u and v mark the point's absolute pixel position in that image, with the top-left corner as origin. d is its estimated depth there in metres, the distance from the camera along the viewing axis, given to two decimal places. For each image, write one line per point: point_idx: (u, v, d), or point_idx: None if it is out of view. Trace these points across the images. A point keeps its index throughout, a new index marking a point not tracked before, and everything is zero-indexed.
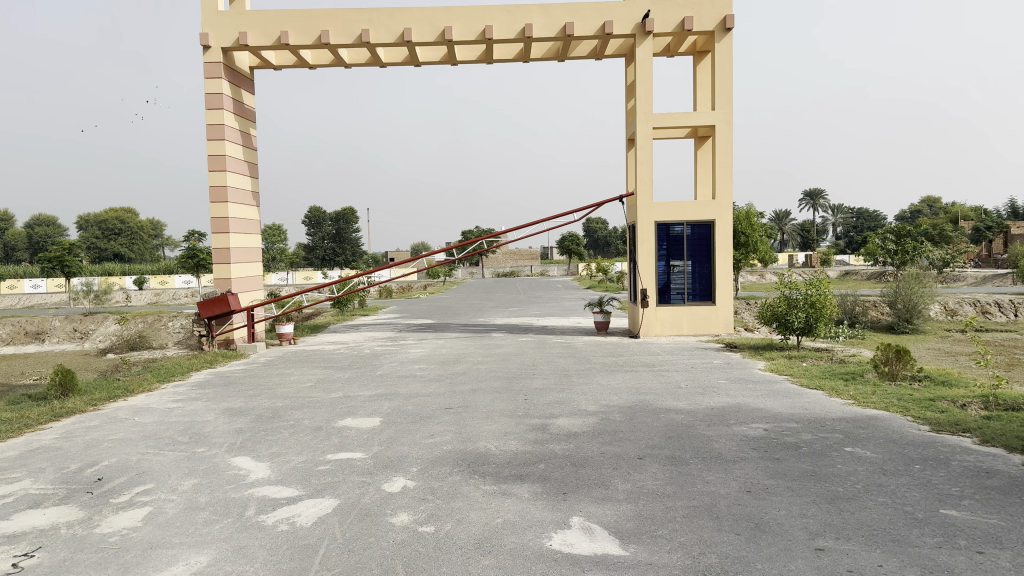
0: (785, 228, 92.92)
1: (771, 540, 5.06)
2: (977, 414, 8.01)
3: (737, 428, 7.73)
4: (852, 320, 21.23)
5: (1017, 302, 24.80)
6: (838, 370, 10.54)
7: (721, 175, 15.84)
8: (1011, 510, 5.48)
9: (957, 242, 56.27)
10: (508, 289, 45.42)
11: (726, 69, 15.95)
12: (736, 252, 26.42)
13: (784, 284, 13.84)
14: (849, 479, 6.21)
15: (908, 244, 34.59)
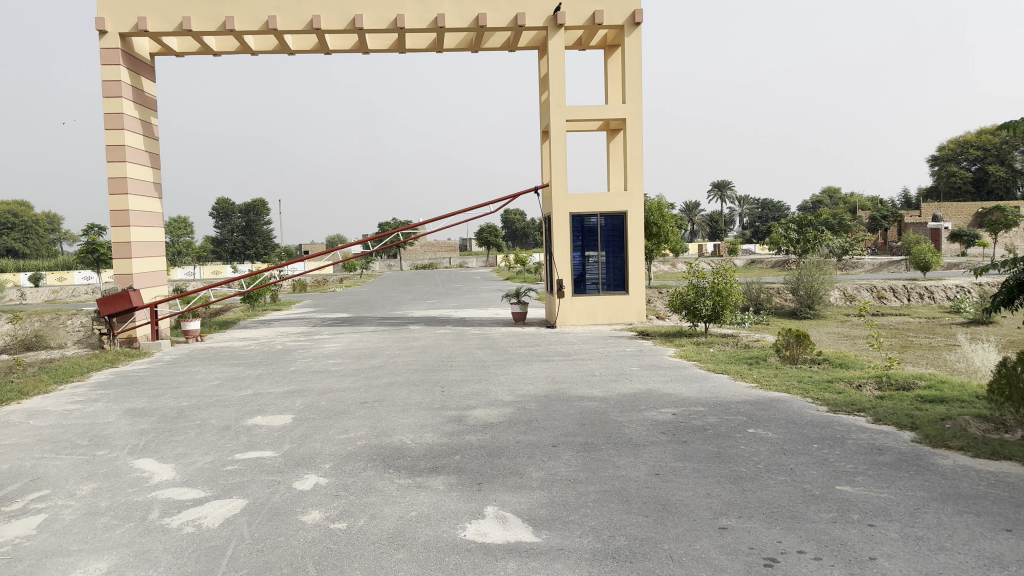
0: (698, 219, 95.51)
1: (678, 521, 5.21)
2: (871, 394, 8.44)
3: (648, 413, 7.92)
4: (758, 307, 22.02)
5: (908, 287, 26.21)
6: (744, 355, 10.93)
7: (633, 167, 16.15)
8: (899, 484, 5.81)
9: (856, 231, 59.06)
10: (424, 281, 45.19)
11: (636, 63, 16.25)
12: (648, 242, 27.01)
13: (692, 273, 14.22)
14: (752, 459, 6.45)
15: (810, 233, 36.11)
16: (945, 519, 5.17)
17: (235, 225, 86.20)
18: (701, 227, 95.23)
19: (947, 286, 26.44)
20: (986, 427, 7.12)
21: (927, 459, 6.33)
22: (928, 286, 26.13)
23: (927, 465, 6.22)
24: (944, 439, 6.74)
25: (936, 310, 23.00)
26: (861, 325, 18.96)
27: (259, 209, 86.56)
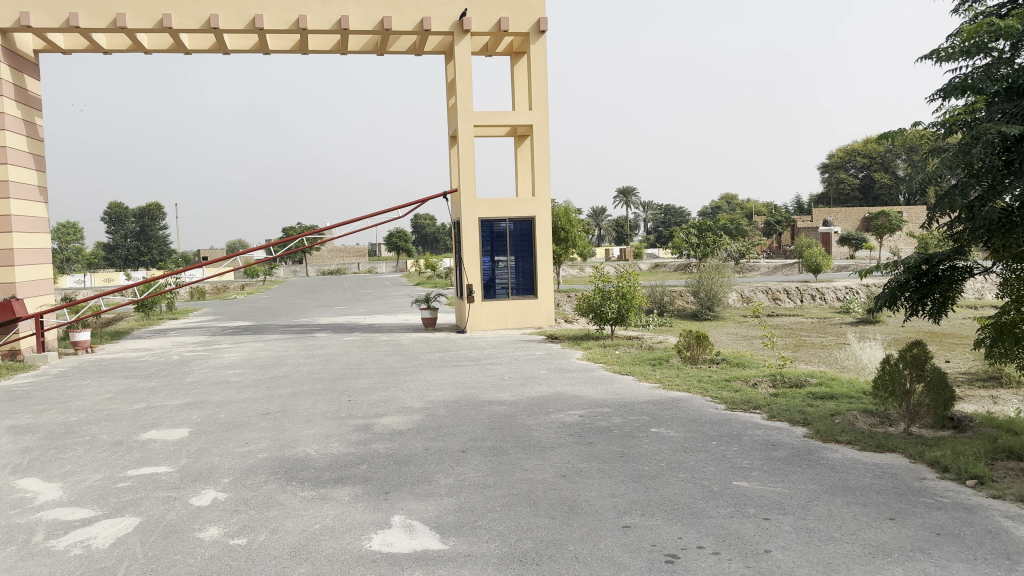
0: (605, 223, 97.43)
1: (583, 521, 5.29)
2: (766, 392, 8.80)
3: (556, 416, 8.02)
4: (661, 309, 22.63)
5: (800, 289, 27.48)
6: (648, 356, 11.22)
7: (540, 173, 16.34)
8: (792, 478, 6.08)
9: (754, 235, 61.54)
10: (330, 287, 44.35)
11: (542, 70, 16.48)
12: (557, 247, 27.36)
13: (598, 277, 14.49)
14: (654, 458, 6.61)
15: (709, 238, 37.33)
16: (834, 510, 5.44)
17: (129, 231, 82.49)
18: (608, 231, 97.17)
19: (836, 287, 27.88)
20: (871, 421, 7.55)
21: (817, 454, 6.66)
22: (819, 287, 27.47)
23: (817, 459, 6.54)
24: (833, 434, 7.10)
25: (827, 310, 24.21)
26: (758, 326, 19.78)
27: (156, 214, 83.13)
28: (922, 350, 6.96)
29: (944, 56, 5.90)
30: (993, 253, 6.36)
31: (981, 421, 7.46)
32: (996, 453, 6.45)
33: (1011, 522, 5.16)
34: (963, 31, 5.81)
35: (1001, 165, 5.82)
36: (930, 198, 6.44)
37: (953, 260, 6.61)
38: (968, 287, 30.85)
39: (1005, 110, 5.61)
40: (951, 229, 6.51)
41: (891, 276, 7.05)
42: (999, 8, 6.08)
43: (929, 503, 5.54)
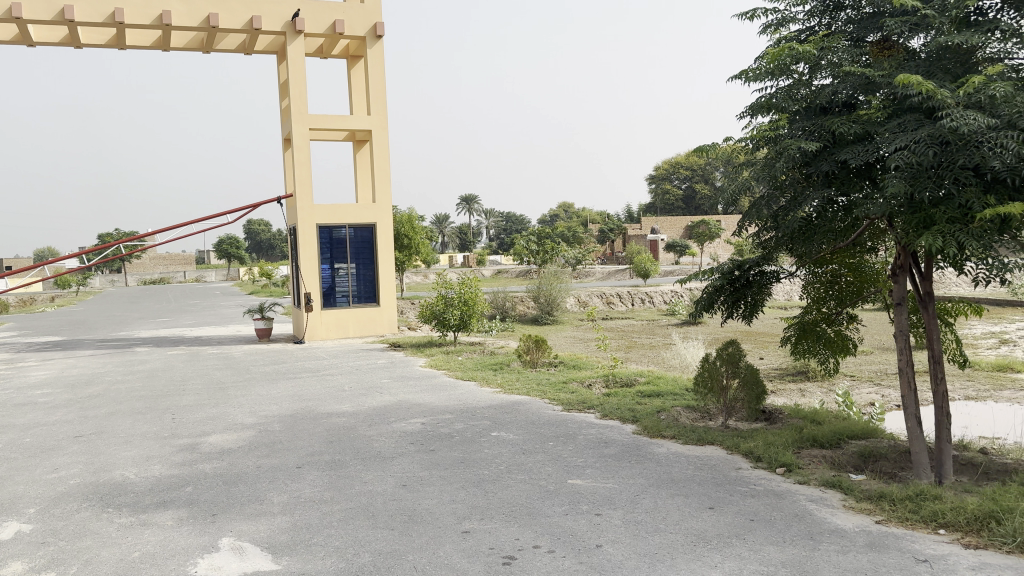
0: (448, 230, 97.66)
1: (422, 530, 5.26)
2: (599, 392, 9.17)
3: (397, 424, 7.95)
4: (504, 314, 23.02)
5: (632, 293, 28.88)
6: (489, 361, 11.36)
7: (380, 178, 16.20)
8: (622, 473, 6.37)
9: (589, 242, 64.00)
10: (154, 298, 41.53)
11: (379, 74, 16.35)
12: (399, 254, 27.12)
13: (440, 284, 14.47)
14: (494, 462, 6.70)
15: (547, 244, 38.35)
16: (661, 503, 5.74)
17: None
18: (450, 238, 97.41)
19: (663, 291, 29.50)
20: (694, 416, 8.05)
21: (646, 449, 7.02)
22: (648, 292, 28.97)
23: (645, 454, 6.88)
24: (659, 430, 7.52)
25: (656, 312, 25.62)
26: (594, 330, 20.57)
27: None
28: (736, 348, 7.49)
29: (752, 76, 6.37)
30: (795, 259, 6.93)
31: (788, 413, 8.15)
32: (802, 441, 7.08)
33: (814, 505, 5.68)
34: (767, 54, 6.28)
35: (800, 179, 6.37)
36: (740, 208, 6.93)
37: (762, 266, 7.17)
38: (777, 290, 33.66)
39: (804, 127, 6.14)
40: (759, 237, 7.04)
41: (709, 281, 7.56)
42: (798, 33, 6.65)
43: (744, 491, 5.98)
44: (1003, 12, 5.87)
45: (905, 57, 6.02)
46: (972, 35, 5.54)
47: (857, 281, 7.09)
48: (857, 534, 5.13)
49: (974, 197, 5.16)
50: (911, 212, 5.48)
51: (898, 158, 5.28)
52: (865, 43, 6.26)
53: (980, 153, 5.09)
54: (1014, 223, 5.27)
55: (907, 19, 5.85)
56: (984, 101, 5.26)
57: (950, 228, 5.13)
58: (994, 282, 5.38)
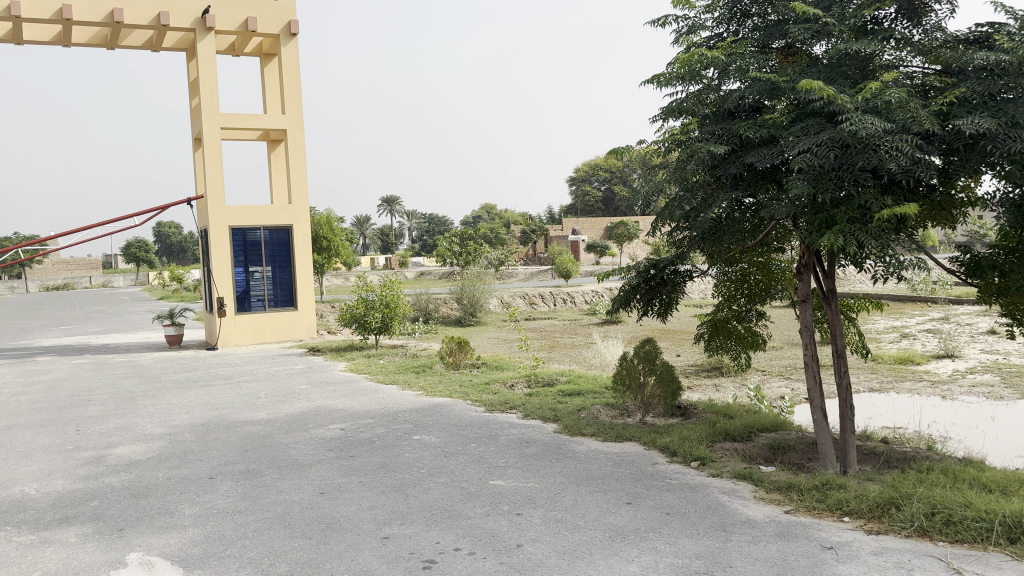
0: (371, 232, 96.38)
1: (340, 538, 5.17)
2: (521, 392, 9.22)
3: (316, 431, 7.80)
4: (427, 316, 22.90)
5: (554, 293, 29.15)
6: (411, 364, 11.28)
7: (296, 180, 15.92)
8: (543, 473, 6.40)
9: (512, 244, 64.24)
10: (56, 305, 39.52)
11: (294, 73, 16.06)
12: (319, 256, 26.63)
13: (361, 286, 14.30)
14: (415, 465, 6.64)
15: (470, 246, 38.29)
16: (580, 500, 5.81)
17: None
18: (374, 239, 96.13)
19: (585, 292, 29.87)
20: (613, 414, 8.19)
21: (566, 447, 7.09)
22: (569, 292, 29.29)
23: (565, 452, 6.94)
24: (579, 428, 7.61)
25: (579, 312, 25.94)
26: (518, 330, 20.71)
27: None
28: (652, 346, 7.64)
29: (663, 81, 6.51)
30: (707, 258, 7.14)
31: (702, 408, 8.37)
32: (715, 435, 7.28)
33: (726, 497, 5.84)
34: (677, 59, 6.43)
35: (710, 182, 6.56)
36: (654, 209, 7.10)
37: (676, 265, 7.36)
38: (694, 288, 34.54)
39: (713, 131, 6.31)
40: (673, 237, 7.22)
41: (625, 281, 7.70)
42: (708, 39, 6.84)
43: (660, 485, 6.10)
44: (897, 22, 6.17)
45: (807, 63, 6.27)
46: (869, 43, 5.80)
47: (765, 279, 7.35)
48: (767, 524, 5.30)
49: (873, 198, 5.40)
50: (815, 213, 5.70)
51: (802, 161, 5.48)
52: (770, 50, 6.49)
53: (877, 156, 5.32)
54: (909, 223, 5.54)
55: (809, 26, 6.07)
56: (881, 106, 5.50)
57: (851, 227, 5.35)
58: (892, 279, 5.64)
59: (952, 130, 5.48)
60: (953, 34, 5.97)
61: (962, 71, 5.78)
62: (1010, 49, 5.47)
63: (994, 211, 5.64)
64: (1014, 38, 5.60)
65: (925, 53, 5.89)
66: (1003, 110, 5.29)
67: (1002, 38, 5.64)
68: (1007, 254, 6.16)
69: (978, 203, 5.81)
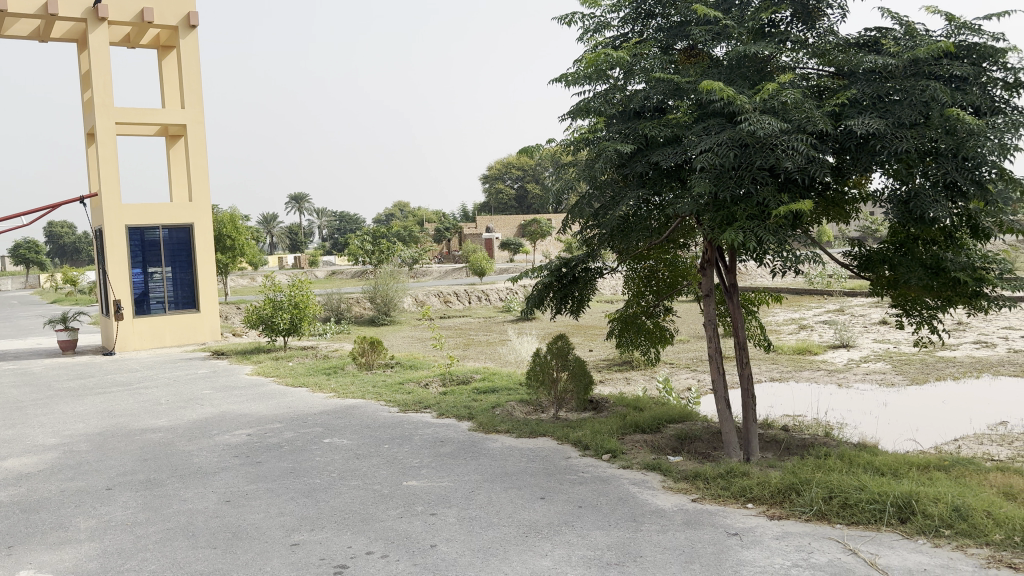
0: (278, 230, 93.68)
1: (247, 546, 5.01)
2: (436, 391, 9.17)
3: (220, 437, 7.55)
4: (339, 316, 22.51)
5: (469, 291, 29.14)
6: (321, 365, 11.05)
7: (196, 177, 15.38)
8: (456, 471, 6.39)
9: (426, 242, 63.81)
10: None
11: (194, 66, 15.51)
12: (223, 257, 25.76)
13: (268, 286, 13.92)
14: (325, 470, 6.51)
15: (383, 244, 37.68)
16: (494, 497, 5.82)
17: None
18: (282, 238, 93.53)
19: (499, 289, 29.97)
20: (527, 410, 8.26)
21: (480, 445, 7.09)
22: (484, 289, 29.33)
23: (479, 450, 6.95)
24: (494, 425, 7.63)
25: (494, 310, 26.04)
26: (432, 328, 20.62)
27: None
28: (565, 342, 7.74)
29: (571, 80, 6.59)
30: (616, 254, 7.30)
31: (614, 401, 8.53)
32: (626, 427, 7.42)
33: (637, 488, 5.97)
34: (584, 59, 6.51)
35: (618, 180, 6.69)
36: (565, 206, 7.19)
37: (587, 263, 7.49)
38: (606, 285, 35.09)
39: (621, 131, 6.45)
40: (583, 235, 7.34)
41: (538, 278, 7.76)
42: (613, 39, 6.95)
43: (573, 479, 6.18)
44: (793, 24, 6.41)
45: (709, 64, 6.45)
46: (766, 45, 6.00)
47: (671, 275, 7.60)
48: (675, 513, 5.44)
49: (770, 196, 5.62)
50: (717, 211, 5.90)
51: (704, 159, 5.63)
52: (673, 51, 6.66)
53: (774, 155, 5.52)
54: (805, 219, 5.79)
55: (710, 28, 6.24)
56: (777, 106, 5.70)
57: (750, 225, 5.54)
58: (789, 274, 5.87)
59: (843, 130, 5.74)
60: (844, 37, 6.25)
61: (853, 74, 6.06)
62: (896, 52, 5.76)
63: (883, 207, 5.92)
64: (899, 42, 5.90)
65: (819, 55, 6.14)
66: (890, 110, 5.57)
67: (888, 43, 5.93)
68: (896, 249, 6.50)
69: (869, 199, 6.10)
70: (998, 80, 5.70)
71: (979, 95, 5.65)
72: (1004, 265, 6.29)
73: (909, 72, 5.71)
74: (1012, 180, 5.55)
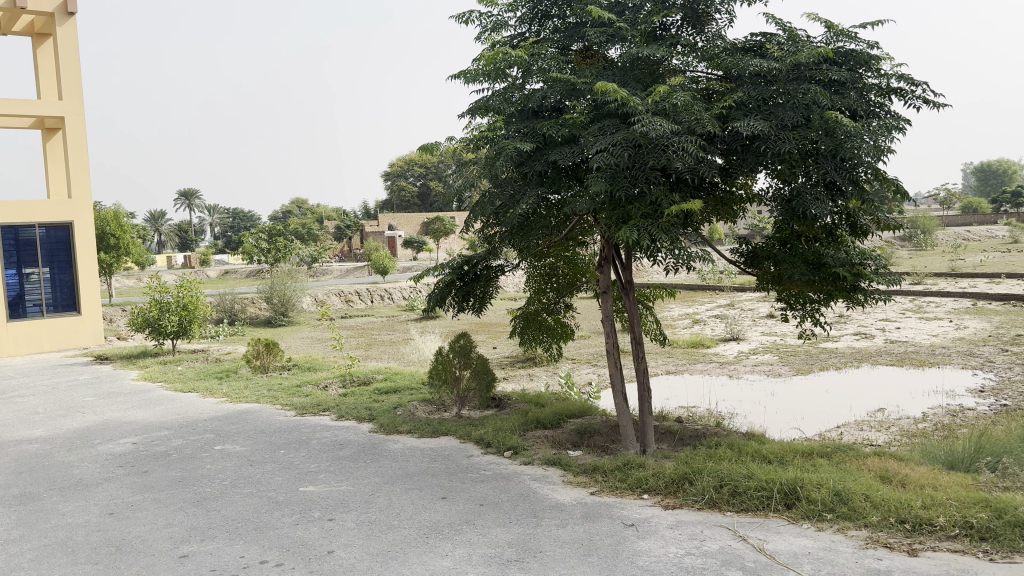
0: (169, 228, 89.50)
1: (131, 560, 4.78)
2: (335, 393, 9.01)
3: (103, 447, 7.18)
4: (233, 318, 21.77)
5: (370, 290, 28.74)
6: (212, 369, 10.65)
7: (76, 172, 14.60)
8: (356, 475, 6.28)
9: (325, 240, 62.34)
10: None
11: (72, 55, 14.69)
12: (107, 256, 24.45)
13: (154, 287, 13.33)
14: (217, 478, 6.29)
15: (279, 243, 36.55)
16: (394, 499, 5.76)
17: None
18: (173, 235, 89.47)
19: (401, 288, 29.72)
20: (430, 409, 8.24)
21: (381, 446, 7.01)
22: (386, 288, 29.00)
23: (380, 452, 6.86)
24: (395, 426, 7.56)
25: (396, 309, 25.80)
26: (332, 329, 20.24)
27: None
28: (468, 340, 7.74)
29: (470, 78, 6.57)
30: (517, 252, 7.34)
31: (516, 398, 8.59)
32: (527, 424, 7.50)
33: (537, 483, 6.04)
34: (482, 57, 6.49)
35: (517, 178, 6.73)
36: (466, 204, 7.19)
37: (488, 261, 7.49)
38: (508, 283, 35.27)
39: (519, 129, 6.49)
40: (485, 233, 7.36)
41: (439, 277, 7.72)
42: (511, 38, 6.98)
43: (474, 477, 6.19)
44: (683, 28, 6.59)
45: (604, 65, 6.57)
46: (658, 48, 6.15)
47: (572, 272, 7.69)
48: (575, 507, 5.52)
49: (662, 196, 5.77)
50: (613, 209, 6.01)
51: (599, 159, 5.70)
52: (570, 51, 6.74)
53: (665, 155, 5.65)
54: (695, 218, 5.98)
55: (604, 30, 6.35)
56: (668, 108, 5.83)
57: (644, 223, 5.67)
58: (681, 271, 6.06)
59: (731, 132, 5.94)
60: (731, 41, 6.47)
61: (739, 77, 6.29)
62: (779, 57, 6.00)
63: (768, 205, 6.17)
64: (782, 47, 6.15)
65: (708, 59, 6.35)
66: (774, 113, 5.79)
67: (773, 47, 6.17)
68: (780, 246, 6.79)
69: (755, 198, 6.36)
70: (873, 85, 6.03)
71: (856, 99, 5.96)
72: (879, 260, 6.67)
73: (791, 76, 5.95)
74: (887, 180, 5.87)
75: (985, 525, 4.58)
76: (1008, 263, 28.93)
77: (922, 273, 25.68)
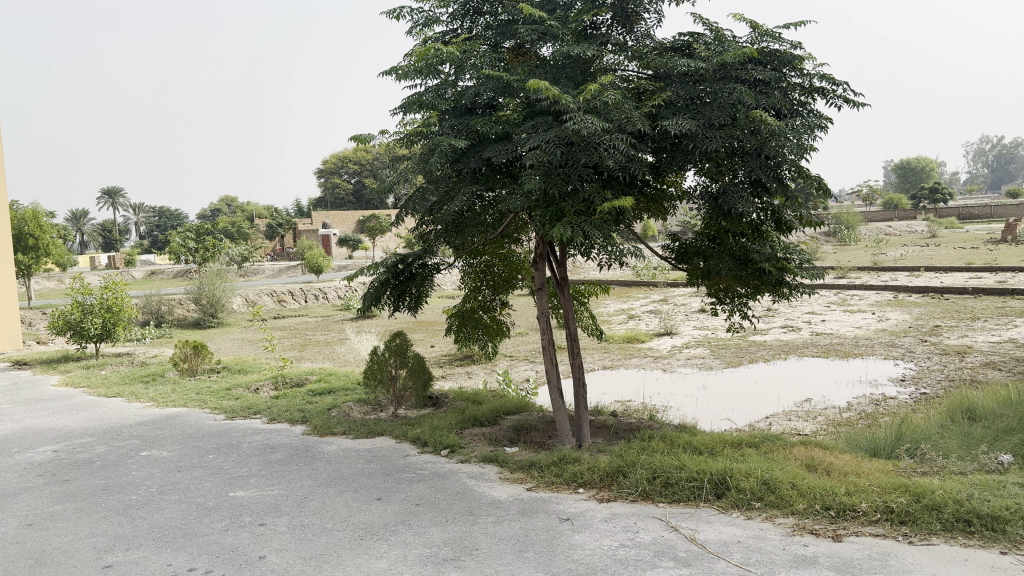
0: (93, 227, 86.19)
1: (51, 572, 4.61)
2: (267, 395, 8.85)
3: (22, 456, 6.89)
4: (160, 320, 21.13)
5: (304, 290, 28.27)
6: (137, 373, 10.33)
7: None
8: (288, 478, 6.17)
9: (257, 240, 60.93)
10: None
11: None
12: (24, 257, 23.43)
13: (75, 290, 12.85)
14: (142, 485, 6.10)
15: (208, 243, 35.55)
16: (328, 501, 5.69)
17: None
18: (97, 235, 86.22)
19: (336, 287, 29.34)
20: (365, 410, 8.16)
21: (314, 449, 6.90)
22: (321, 287, 28.57)
23: (313, 454, 6.76)
24: (329, 427, 7.47)
25: (331, 309, 25.45)
26: (264, 330, 19.84)
27: None
28: (403, 339, 7.68)
29: (402, 74, 6.51)
30: (453, 251, 7.31)
31: (452, 397, 8.57)
32: (464, 422, 7.49)
33: (473, 481, 6.04)
34: (414, 53, 6.43)
35: (451, 175, 6.70)
36: (400, 202, 7.13)
37: (423, 260, 7.44)
38: (444, 281, 35.15)
39: (453, 126, 6.47)
40: (421, 232, 7.31)
41: (374, 276, 7.62)
42: (442, 34, 6.94)
43: (410, 477, 6.15)
44: (612, 27, 6.65)
45: (535, 63, 6.59)
46: (589, 47, 6.20)
47: (507, 270, 7.70)
48: (511, 503, 5.54)
49: (595, 192, 5.82)
50: (548, 206, 6.04)
51: (532, 157, 5.70)
52: (502, 49, 6.74)
53: (597, 153, 5.70)
54: (627, 215, 6.05)
55: (536, 28, 6.36)
56: (599, 106, 5.87)
57: (577, 220, 5.71)
58: (614, 267, 6.12)
59: (660, 130, 6.03)
60: (659, 41, 6.57)
61: (668, 76, 6.39)
62: (706, 57, 6.12)
63: (697, 202, 6.29)
64: (709, 47, 6.26)
65: (638, 58, 6.43)
66: (702, 112, 5.89)
67: (700, 47, 6.28)
68: (709, 241, 6.93)
69: (684, 195, 6.48)
70: (796, 85, 6.20)
71: (780, 97, 6.11)
72: (803, 255, 6.86)
73: (718, 75, 6.07)
74: (809, 178, 6.05)
75: (904, 509, 4.75)
76: (926, 257, 30.07)
77: (846, 267, 26.59)
